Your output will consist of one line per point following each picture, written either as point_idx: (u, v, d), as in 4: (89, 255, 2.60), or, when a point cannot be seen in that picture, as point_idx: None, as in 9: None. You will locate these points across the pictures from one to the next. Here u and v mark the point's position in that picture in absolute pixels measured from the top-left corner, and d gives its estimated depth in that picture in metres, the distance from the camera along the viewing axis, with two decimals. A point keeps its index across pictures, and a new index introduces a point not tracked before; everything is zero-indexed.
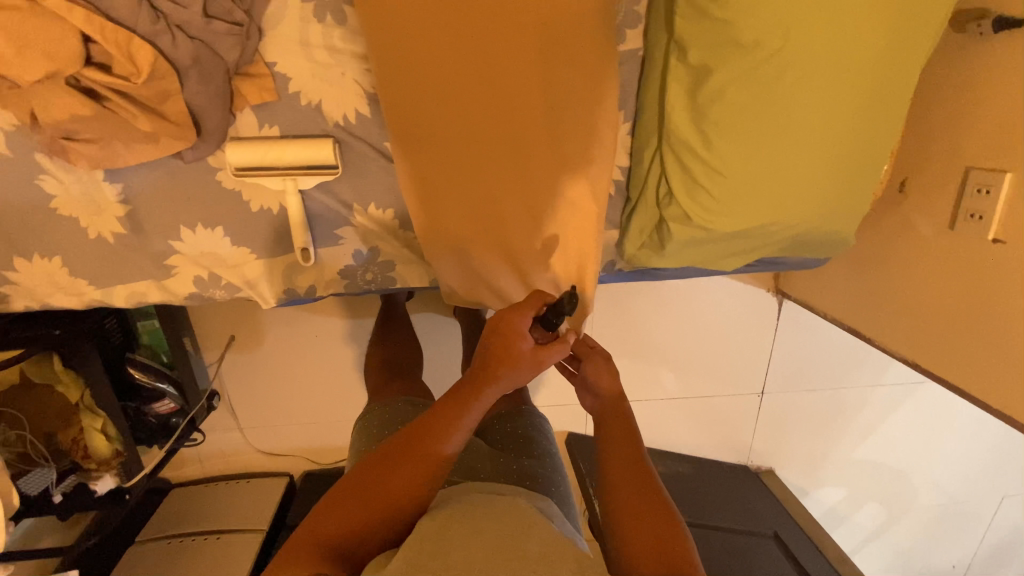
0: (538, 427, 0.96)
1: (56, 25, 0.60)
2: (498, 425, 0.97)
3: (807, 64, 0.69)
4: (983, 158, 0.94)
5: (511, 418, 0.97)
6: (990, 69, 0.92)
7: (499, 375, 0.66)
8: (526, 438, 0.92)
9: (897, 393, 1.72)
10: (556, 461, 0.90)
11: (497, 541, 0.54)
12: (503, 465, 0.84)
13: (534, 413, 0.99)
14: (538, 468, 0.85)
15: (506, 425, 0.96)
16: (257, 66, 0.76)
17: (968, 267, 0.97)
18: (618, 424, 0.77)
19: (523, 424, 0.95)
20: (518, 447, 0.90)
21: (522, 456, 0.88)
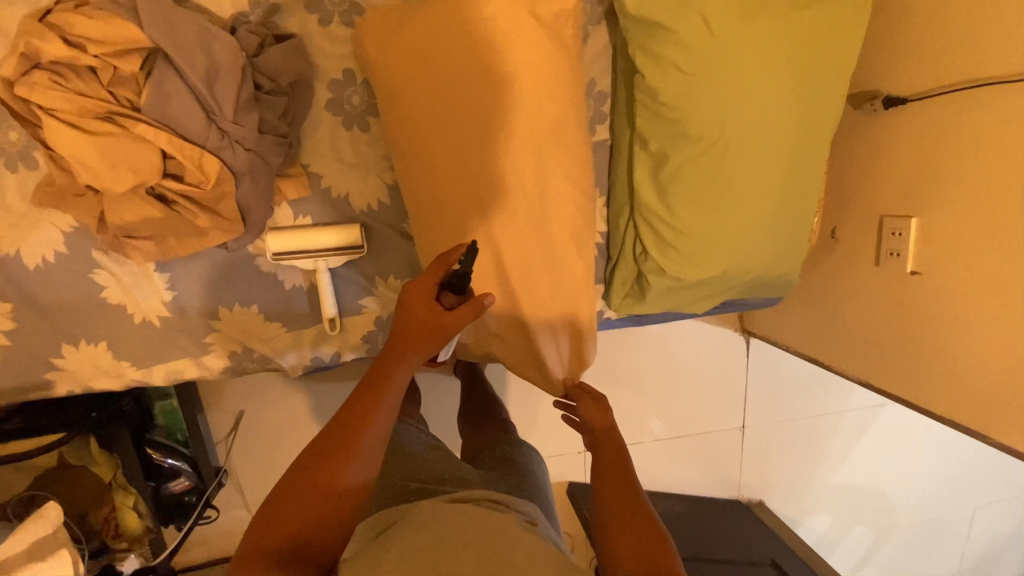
0: (527, 455, 1.05)
1: (140, 146, 0.72)
2: (491, 451, 1.06)
3: (743, 148, 0.87)
4: (893, 208, 1.15)
5: (501, 444, 1.07)
6: (885, 139, 1.15)
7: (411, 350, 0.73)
8: (513, 461, 1.01)
9: (863, 416, 1.88)
10: (541, 481, 0.99)
11: (490, 555, 0.62)
12: (491, 481, 0.92)
13: (521, 442, 1.09)
14: (522, 484, 0.93)
15: (496, 451, 1.05)
16: (295, 168, 0.91)
17: (897, 297, 1.16)
18: (611, 455, 0.87)
19: (511, 450, 1.05)
20: (506, 466, 0.99)
21: (509, 474, 0.96)
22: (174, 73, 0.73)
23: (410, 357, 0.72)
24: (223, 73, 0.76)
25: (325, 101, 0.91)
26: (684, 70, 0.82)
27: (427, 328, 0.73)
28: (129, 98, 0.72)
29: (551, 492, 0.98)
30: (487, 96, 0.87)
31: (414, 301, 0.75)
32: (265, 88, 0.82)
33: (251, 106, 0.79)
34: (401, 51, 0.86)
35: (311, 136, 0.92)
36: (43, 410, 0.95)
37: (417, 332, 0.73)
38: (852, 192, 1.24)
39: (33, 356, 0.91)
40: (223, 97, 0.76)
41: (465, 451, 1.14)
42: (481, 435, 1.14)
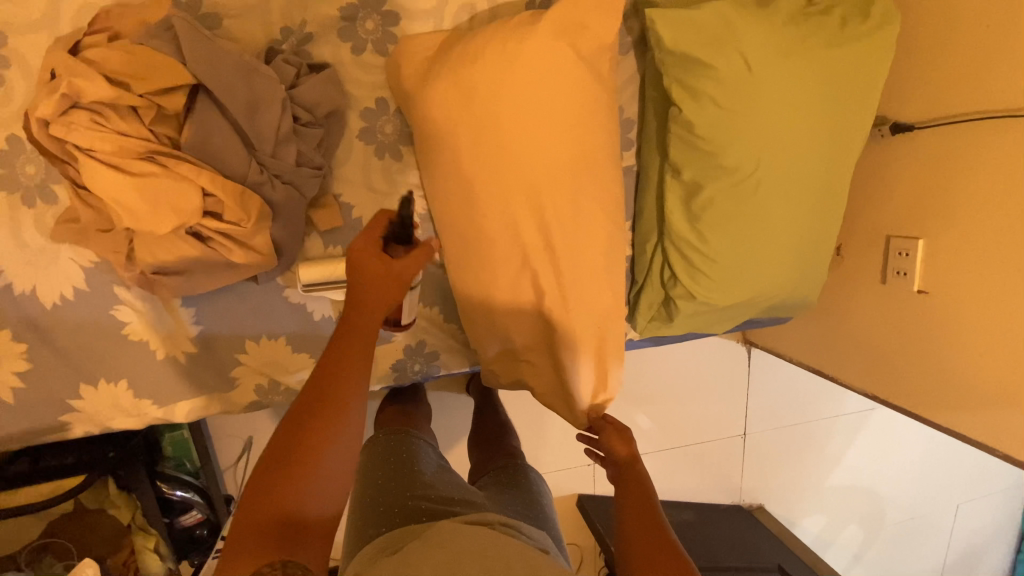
0: (534, 481, 0.99)
1: (182, 184, 0.68)
2: (495, 474, 1.00)
3: (774, 179, 0.90)
4: (899, 229, 1.20)
5: (506, 470, 1.00)
6: (893, 162, 1.20)
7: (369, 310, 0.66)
8: (519, 487, 0.95)
9: (855, 420, 1.95)
10: (549, 509, 0.93)
11: None
12: (501, 506, 0.86)
13: (529, 467, 1.02)
14: (529, 512, 0.88)
15: (501, 475, 0.99)
16: (327, 198, 0.89)
17: (903, 314, 1.21)
18: (635, 488, 0.84)
19: (518, 475, 0.98)
20: (513, 490, 0.93)
21: (513, 500, 0.90)
22: (214, 107, 0.71)
23: (367, 317, 0.65)
24: (263, 107, 0.74)
25: (357, 129, 0.89)
26: (719, 104, 0.84)
27: (384, 281, 0.67)
28: (169, 135, 0.70)
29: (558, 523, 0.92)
30: (525, 127, 0.86)
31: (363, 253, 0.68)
32: (302, 120, 0.80)
33: (290, 138, 0.77)
34: (438, 81, 0.85)
35: (343, 166, 0.90)
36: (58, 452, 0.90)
37: (375, 286, 0.67)
38: (858, 211, 1.29)
39: (48, 397, 0.86)
40: (263, 130, 0.74)
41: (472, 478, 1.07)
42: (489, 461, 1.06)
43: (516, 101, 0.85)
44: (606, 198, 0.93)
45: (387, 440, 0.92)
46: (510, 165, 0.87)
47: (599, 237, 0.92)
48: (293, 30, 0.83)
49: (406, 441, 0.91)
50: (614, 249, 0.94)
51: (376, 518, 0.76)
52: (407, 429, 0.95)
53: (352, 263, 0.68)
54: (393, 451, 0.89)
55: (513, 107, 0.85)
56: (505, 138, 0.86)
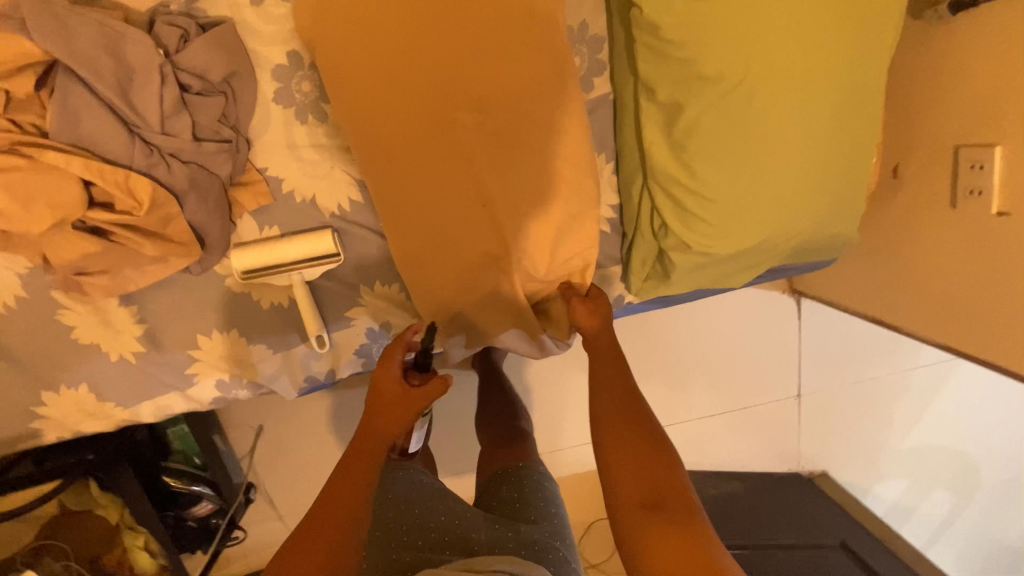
0: (539, 487, 0.82)
1: (55, 177, 0.63)
2: (494, 488, 0.84)
3: (773, 83, 0.70)
4: (971, 135, 0.93)
5: (507, 479, 0.83)
6: (959, 49, 0.93)
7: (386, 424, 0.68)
8: (521, 504, 0.78)
9: (936, 372, 1.67)
10: (559, 526, 0.75)
11: None
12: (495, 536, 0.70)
13: (539, 471, 0.85)
14: (532, 535, 0.70)
15: (500, 489, 0.82)
16: (250, 173, 0.81)
17: (981, 243, 0.95)
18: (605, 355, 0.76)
19: (521, 486, 0.81)
20: (513, 512, 0.77)
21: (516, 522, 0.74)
22: (80, 85, 0.63)
23: (387, 429, 0.68)
24: (139, 79, 0.66)
25: (272, 91, 0.79)
26: None
27: (398, 397, 0.69)
28: (35, 123, 0.63)
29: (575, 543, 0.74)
30: (450, 62, 0.73)
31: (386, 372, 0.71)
32: (194, 89, 0.71)
33: (179, 111, 0.69)
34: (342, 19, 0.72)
35: (263, 136, 0.80)
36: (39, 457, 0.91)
37: (390, 406, 0.69)
38: (916, 122, 1.03)
39: (15, 406, 0.86)
40: (145, 106, 0.66)
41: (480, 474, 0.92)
42: (497, 454, 0.92)
43: (434, 36, 0.73)
44: (561, 138, 0.78)
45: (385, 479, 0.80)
46: (437, 113, 0.75)
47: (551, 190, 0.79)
48: None
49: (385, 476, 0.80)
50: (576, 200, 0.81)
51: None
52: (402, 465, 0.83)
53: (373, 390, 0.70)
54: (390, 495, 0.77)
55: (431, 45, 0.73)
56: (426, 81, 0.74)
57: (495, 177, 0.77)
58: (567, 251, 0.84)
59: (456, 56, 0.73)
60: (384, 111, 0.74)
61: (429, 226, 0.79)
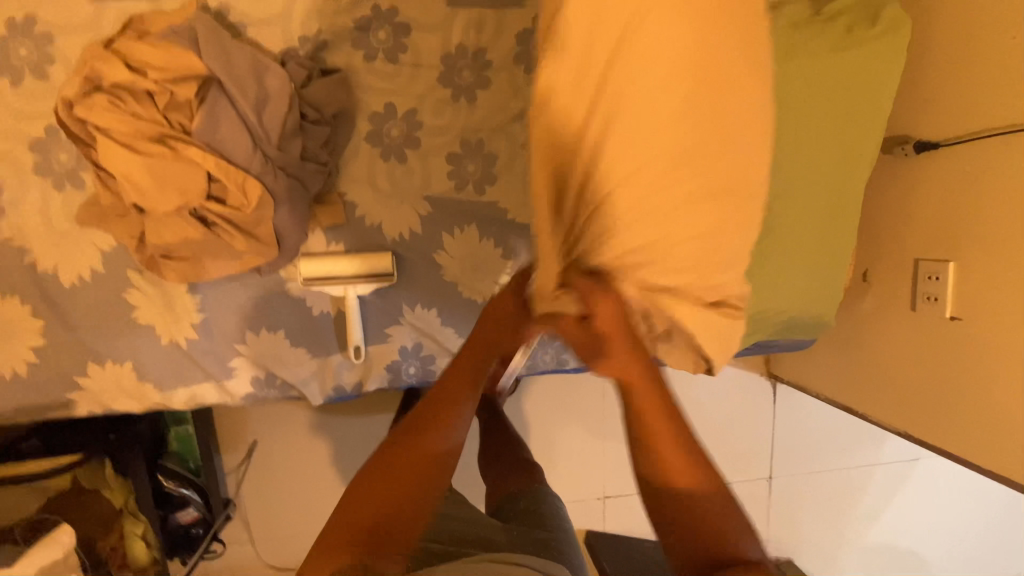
0: (552, 507, 0.93)
1: (189, 168, 0.74)
2: (510, 504, 0.95)
3: (778, 186, 0.87)
4: (928, 251, 1.13)
5: (527, 495, 0.95)
6: (918, 180, 1.14)
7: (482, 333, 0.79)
8: (540, 514, 0.90)
9: (897, 470, 1.79)
10: (569, 536, 0.86)
11: None
12: (516, 534, 0.82)
13: (549, 493, 0.97)
14: (550, 537, 0.83)
15: (519, 503, 0.94)
16: (332, 196, 0.93)
17: (937, 342, 1.12)
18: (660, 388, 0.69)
19: (538, 502, 0.93)
20: (528, 521, 0.88)
21: (535, 528, 0.86)
22: (225, 99, 0.75)
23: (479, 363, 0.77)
24: (272, 103, 0.79)
25: (365, 131, 0.93)
26: None
27: (503, 328, 0.79)
28: (182, 122, 0.74)
29: (582, 552, 0.85)
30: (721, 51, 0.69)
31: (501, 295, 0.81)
32: (311, 118, 0.85)
33: (295, 134, 0.82)
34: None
35: (349, 166, 0.93)
36: (64, 432, 0.95)
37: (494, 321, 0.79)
38: (884, 236, 1.22)
39: (57, 374, 0.90)
40: (271, 125, 0.79)
41: (490, 497, 1.01)
42: (505, 480, 1.01)
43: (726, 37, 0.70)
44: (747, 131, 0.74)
45: None
46: (700, 80, 0.69)
47: (740, 184, 0.75)
48: (310, 37, 0.89)
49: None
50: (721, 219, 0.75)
51: None
52: None
53: (492, 309, 0.80)
54: None
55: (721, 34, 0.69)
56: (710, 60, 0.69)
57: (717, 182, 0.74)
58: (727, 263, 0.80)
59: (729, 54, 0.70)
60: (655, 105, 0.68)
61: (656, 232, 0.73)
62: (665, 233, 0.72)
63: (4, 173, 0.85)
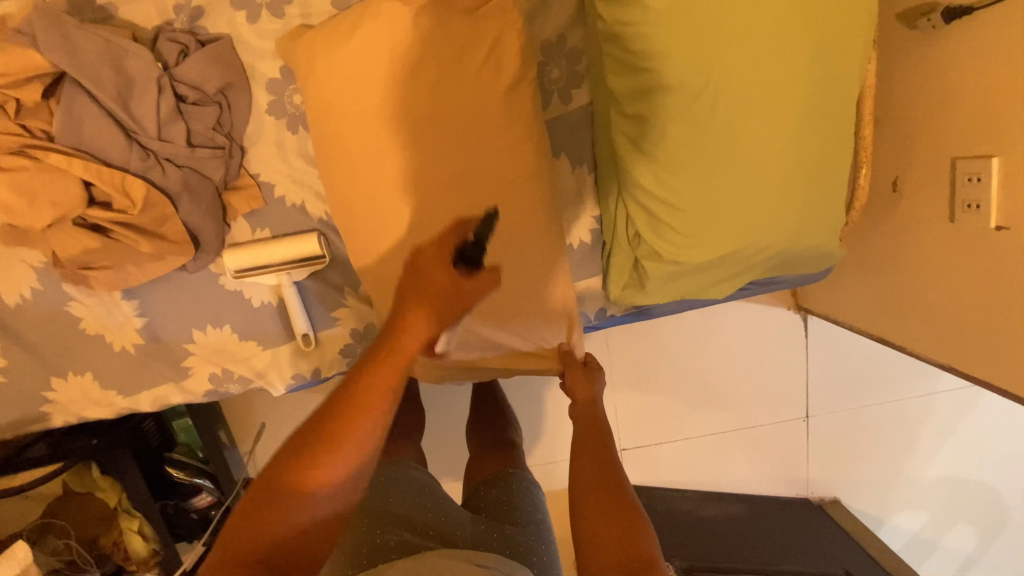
0: (527, 494, 0.90)
1: (59, 177, 0.69)
2: (483, 491, 0.91)
3: (739, 93, 0.70)
4: (967, 148, 0.91)
5: (498, 483, 0.91)
6: (954, 57, 0.90)
7: (411, 344, 0.60)
8: (508, 506, 0.86)
9: (957, 400, 1.59)
10: (543, 529, 0.85)
11: None
12: (482, 531, 0.79)
13: (526, 477, 0.93)
14: (518, 535, 0.80)
15: (491, 492, 0.90)
16: (243, 179, 0.85)
17: (979, 259, 0.93)
18: (590, 437, 0.79)
19: (510, 491, 0.89)
20: (499, 513, 0.85)
21: (501, 522, 0.83)
22: (84, 94, 0.70)
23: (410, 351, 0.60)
24: (138, 90, 0.72)
25: (266, 102, 0.84)
26: (650, 6, 0.67)
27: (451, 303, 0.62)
28: (43, 128, 0.70)
29: (557, 546, 0.84)
30: (437, 40, 0.75)
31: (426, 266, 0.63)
32: (190, 100, 0.77)
33: (175, 118, 0.75)
34: (340, 34, 0.76)
35: (256, 143, 0.85)
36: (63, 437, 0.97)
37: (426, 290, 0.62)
38: (914, 134, 1.00)
39: (27, 391, 0.93)
40: (143, 113, 0.73)
41: (467, 478, 0.99)
42: (483, 462, 0.98)
43: (449, 26, 0.75)
44: (509, 114, 0.78)
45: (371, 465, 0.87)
46: (463, 84, 0.76)
47: (504, 169, 0.79)
48: (183, 4, 0.79)
49: (385, 470, 0.86)
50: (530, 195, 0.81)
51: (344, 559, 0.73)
52: (389, 458, 0.89)
53: (410, 289, 0.62)
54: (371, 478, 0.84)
55: (458, 33, 0.75)
56: (370, 59, 0.75)
57: (506, 163, 0.79)
58: (528, 227, 0.82)
59: (463, 39, 0.75)
60: (423, 125, 0.76)
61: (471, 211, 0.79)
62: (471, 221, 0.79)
63: None
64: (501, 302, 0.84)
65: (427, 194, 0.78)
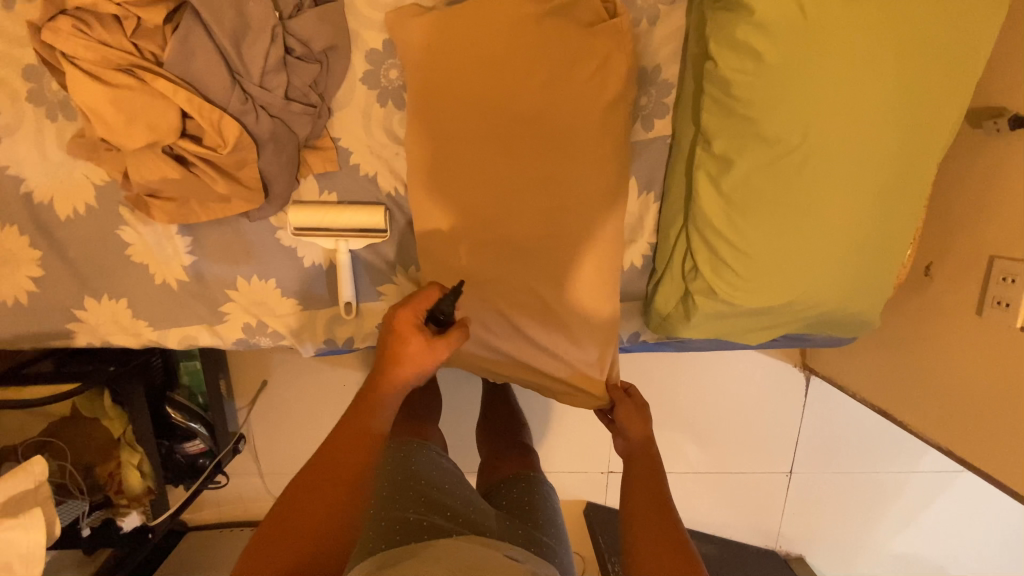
0: (545, 496, 0.94)
1: (159, 103, 0.70)
2: (504, 490, 0.95)
3: (828, 156, 0.73)
4: (1007, 248, 0.95)
5: (519, 483, 0.95)
6: (1011, 163, 0.95)
7: (401, 372, 0.70)
8: (530, 506, 0.90)
9: (934, 484, 1.63)
10: (562, 532, 0.88)
11: None
12: (509, 527, 0.82)
13: (544, 480, 0.98)
14: (541, 536, 0.83)
15: (513, 491, 0.94)
16: (324, 140, 0.86)
17: (995, 354, 0.97)
18: (645, 467, 0.83)
19: (531, 492, 0.93)
20: (521, 513, 0.88)
21: (524, 520, 0.86)
22: (200, 28, 0.71)
23: (401, 383, 0.70)
24: (253, 34, 0.73)
25: (362, 70, 0.84)
26: (764, 60, 0.70)
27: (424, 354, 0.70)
28: (153, 51, 0.70)
29: (573, 549, 0.87)
30: (551, 49, 0.77)
31: (403, 322, 0.72)
32: (296, 54, 0.78)
33: (279, 70, 0.75)
34: (454, 22, 0.78)
35: (344, 108, 0.85)
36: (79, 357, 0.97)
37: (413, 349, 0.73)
38: (958, 224, 1.05)
39: (57, 305, 0.92)
40: (251, 58, 0.73)
41: (484, 475, 1.03)
42: (501, 465, 1.02)
43: (563, 37, 0.77)
44: (602, 131, 0.80)
45: (402, 448, 0.91)
46: (564, 95, 0.78)
47: (585, 183, 0.81)
48: None
49: (411, 454, 0.89)
50: (604, 213, 0.83)
51: (378, 533, 0.75)
52: (418, 441, 0.94)
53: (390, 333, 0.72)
54: (404, 462, 0.87)
55: (570, 45, 0.77)
56: (480, 53, 0.77)
57: (588, 177, 0.81)
58: (593, 242, 0.84)
59: (572, 51, 0.77)
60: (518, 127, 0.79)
61: (545, 215, 0.82)
62: (541, 225, 0.82)
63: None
64: (551, 310, 0.85)
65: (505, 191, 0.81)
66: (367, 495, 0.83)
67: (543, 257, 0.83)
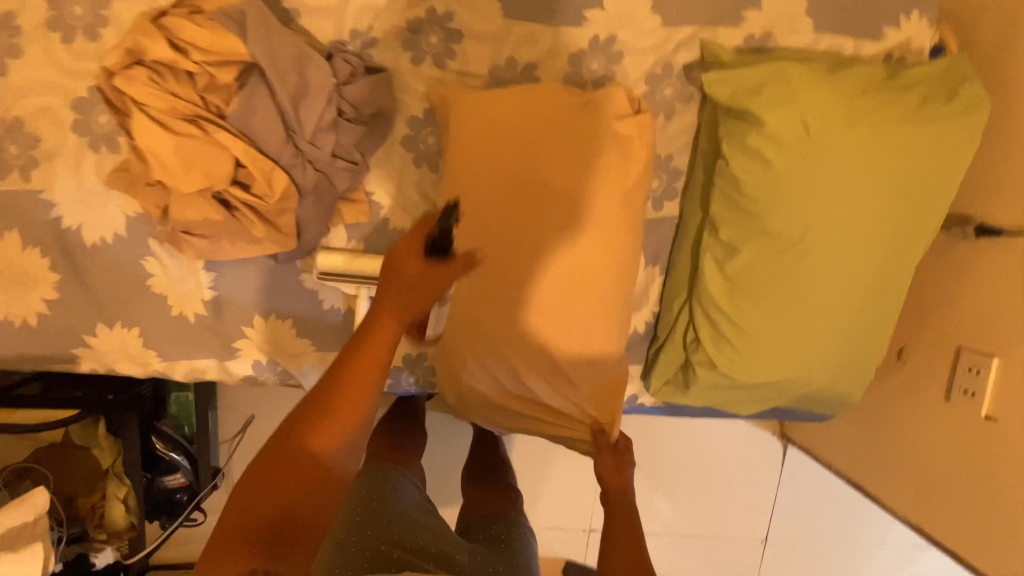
0: (523, 537, 0.93)
1: (218, 152, 0.76)
2: (484, 526, 0.95)
3: (823, 253, 0.82)
4: (972, 341, 1.05)
5: (498, 520, 0.95)
6: (974, 266, 1.06)
7: (401, 294, 0.61)
8: (506, 543, 0.90)
9: (899, 557, 1.69)
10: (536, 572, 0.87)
11: None
12: (479, 562, 0.82)
13: (525, 522, 0.97)
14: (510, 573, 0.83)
15: (492, 527, 0.94)
16: (358, 193, 0.90)
17: (960, 438, 1.05)
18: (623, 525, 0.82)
19: (509, 530, 0.93)
20: (497, 549, 0.88)
21: (498, 556, 0.86)
22: (264, 88, 0.77)
23: (405, 308, 0.61)
24: (311, 96, 0.78)
25: (402, 134, 0.90)
26: (771, 165, 0.79)
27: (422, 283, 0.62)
28: (217, 105, 0.77)
29: None
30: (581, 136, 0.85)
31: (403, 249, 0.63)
32: (347, 115, 0.83)
33: (330, 129, 0.81)
34: (495, 104, 0.86)
35: (380, 166, 0.90)
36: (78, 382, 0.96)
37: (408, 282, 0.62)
38: (928, 315, 1.14)
39: (66, 329, 0.91)
40: (307, 117, 0.79)
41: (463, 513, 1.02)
42: (485, 500, 1.02)
43: (592, 125, 0.85)
44: (621, 209, 0.87)
45: (379, 471, 0.91)
46: (591, 174, 0.85)
47: (604, 255, 0.87)
48: (360, 32, 0.85)
49: (390, 478, 0.90)
50: (617, 283, 0.89)
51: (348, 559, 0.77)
52: (394, 465, 0.94)
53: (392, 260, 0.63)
54: (382, 486, 0.88)
55: (599, 133, 0.85)
56: (517, 133, 0.85)
57: (607, 250, 0.87)
58: (604, 308, 0.89)
59: (599, 137, 0.85)
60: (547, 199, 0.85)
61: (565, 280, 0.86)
62: (562, 291, 0.86)
63: (44, 126, 0.86)
64: (562, 370, 0.88)
65: (529, 255, 0.85)
66: (342, 516, 0.84)
67: (560, 318, 0.87)
